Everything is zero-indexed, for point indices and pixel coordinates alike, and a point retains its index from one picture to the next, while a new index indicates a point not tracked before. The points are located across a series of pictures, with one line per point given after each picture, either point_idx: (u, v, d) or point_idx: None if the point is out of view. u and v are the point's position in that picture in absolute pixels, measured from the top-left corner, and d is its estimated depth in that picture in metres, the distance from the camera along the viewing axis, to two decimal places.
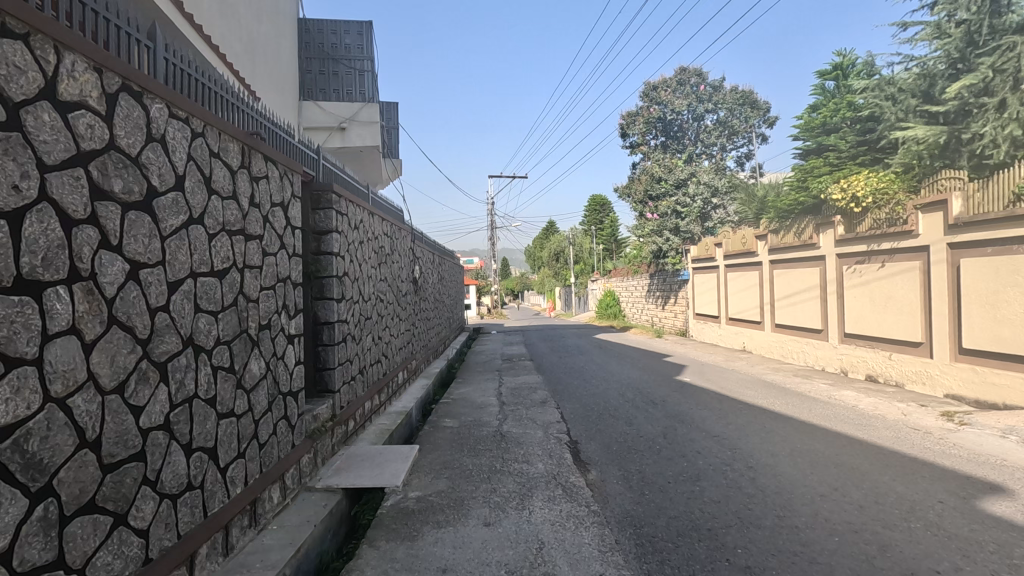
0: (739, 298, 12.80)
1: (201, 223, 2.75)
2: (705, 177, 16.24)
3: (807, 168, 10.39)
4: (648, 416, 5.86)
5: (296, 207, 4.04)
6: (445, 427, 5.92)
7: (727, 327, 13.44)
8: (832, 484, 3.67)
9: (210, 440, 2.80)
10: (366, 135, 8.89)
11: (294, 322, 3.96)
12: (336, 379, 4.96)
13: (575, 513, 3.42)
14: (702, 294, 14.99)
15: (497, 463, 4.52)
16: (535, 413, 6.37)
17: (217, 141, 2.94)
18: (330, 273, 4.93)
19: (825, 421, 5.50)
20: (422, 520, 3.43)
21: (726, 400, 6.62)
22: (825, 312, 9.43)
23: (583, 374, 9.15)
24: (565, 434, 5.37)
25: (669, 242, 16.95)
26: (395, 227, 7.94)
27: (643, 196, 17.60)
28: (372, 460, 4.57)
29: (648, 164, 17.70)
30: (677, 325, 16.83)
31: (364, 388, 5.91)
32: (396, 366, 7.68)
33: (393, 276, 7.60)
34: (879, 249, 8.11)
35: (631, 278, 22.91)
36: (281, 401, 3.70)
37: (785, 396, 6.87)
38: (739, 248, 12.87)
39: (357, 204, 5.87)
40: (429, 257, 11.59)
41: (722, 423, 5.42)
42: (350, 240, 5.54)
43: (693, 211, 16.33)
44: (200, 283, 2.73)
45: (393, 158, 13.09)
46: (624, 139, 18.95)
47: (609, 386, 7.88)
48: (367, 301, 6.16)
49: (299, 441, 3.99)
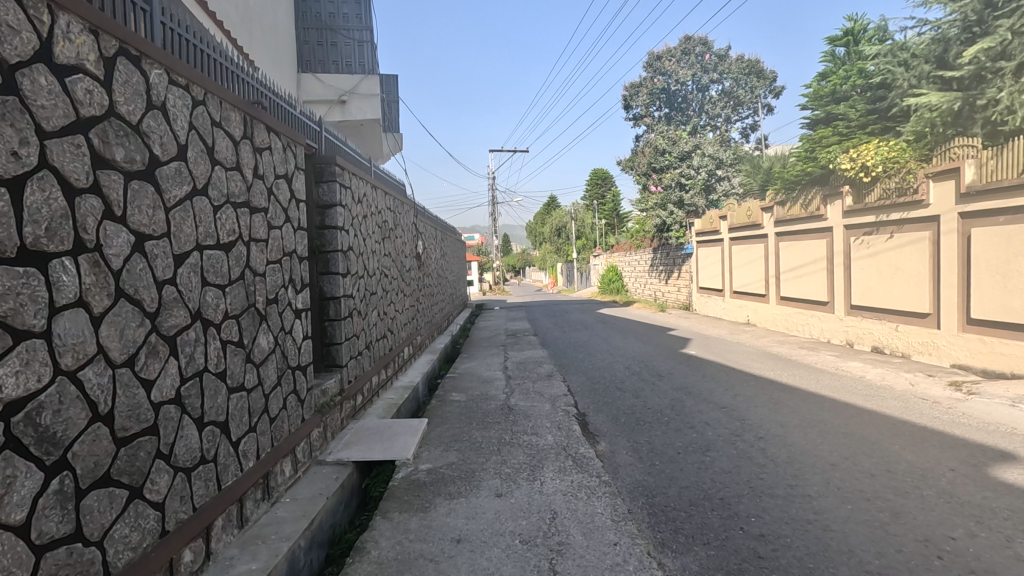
0: (744, 272, 12.72)
1: (205, 194, 2.69)
2: (710, 148, 16.11)
3: (818, 138, 10.45)
4: (655, 388, 5.86)
5: (300, 179, 3.97)
6: (453, 401, 5.94)
7: (731, 300, 13.40)
8: (842, 453, 3.67)
9: (222, 414, 2.79)
10: (366, 108, 8.72)
11: (301, 296, 3.92)
12: (344, 354, 4.94)
13: (586, 483, 3.42)
14: (706, 268, 14.91)
15: (506, 435, 4.53)
16: (542, 387, 6.38)
17: (218, 110, 2.86)
18: (335, 247, 4.87)
19: (834, 391, 5.49)
20: (434, 492, 3.44)
21: (732, 372, 6.62)
22: (832, 284, 9.36)
23: (588, 348, 9.15)
24: (573, 407, 5.38)
25: (673, 216, 16.78)
26: (398, 202, 7.84)
27: (646, 169, 17.40)
28: (382, 433, 4.58)
29: (652, 136, 17.44)
30: (681, 299, 16.80)
31: (371, 363, 5.90)
32: (401, 341, 7.68)
33: (397, 252, 7.53)
34: (888, 220, 8.01)
35: (634, 253, 22.82)
36: (290, 375, 3.68)
37: (792, 368, 6.86)
38: (744, 221, 12.75)
39: (360, 178, 5.78)
40: (432, 232, 11.50)
41: (730, 395, 5.42)
42: (354, 214, 5.47)
43: (697, 183, 16.21)
44: (206, 256, 2.68)
45: (394, 132, 12.88)
46: (627, 111, 18.65)
47: (615, 359, 7.88)
48: (372, 277, 6.11)
49: (309, 415, 3.99)
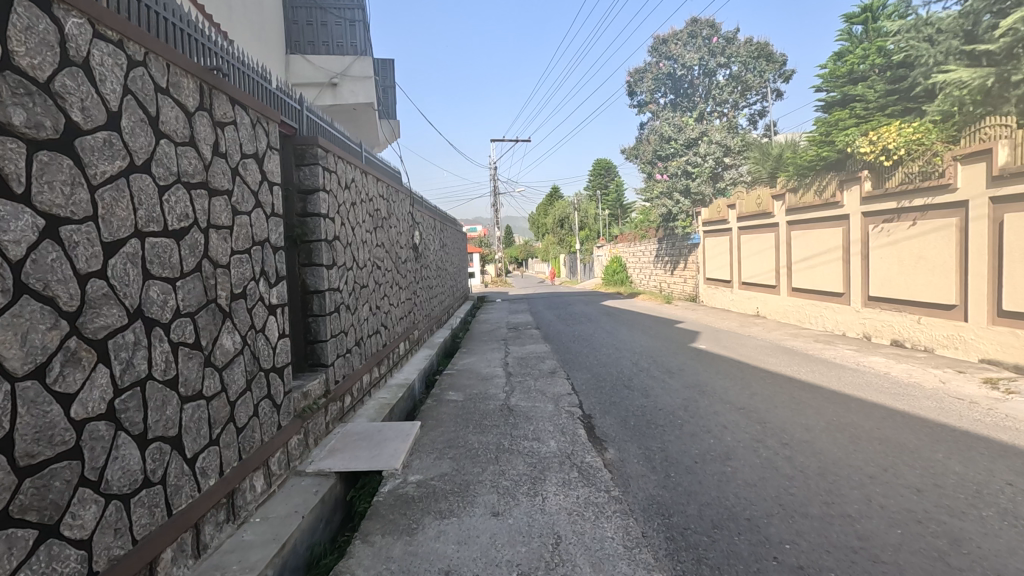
0: (754, 262, 12.28)
1: (147, 171, 2.29)
2: (717, 136, 15.45)
3: (832, 121, 10.22)
4: (666, 386, 5.47)
5: (273, 160, 3.57)
6: (449, 401, 5.56)
7: (740, 291, 12.99)
8: (880, 464, 3.27)
9: (172, 427, 2.42)
10: (359, 91, 8.29)
11: (275, 290, 3.54)
12: (329, 353, 4.57)
13: (593, 500, 3.04)
14: (714, 258, 14.46)
15: (505, 441, 4.15)
16: (544, 385, 6.01)
17: (165, 74, 2.45)
18: (318, 237, 4.48)
19: (859, 389, 5.09)
20: (423, 509, 3.06)
21: (747, 368, 6.22)
22: (847, 275, 8.94)
23: (593, 342, 8.77)
24: (577, 408, 4.99)
25: (679, 205, 16.45)
26: (392, 190, 7.44)
27: (651, 157, 16.91)
28: (369, 439, 4.22)
29: (657, 123, 16.96)
30: (687, 290, 16.37)
31: (362, 361, 5.53)
32: (396, 336, 7.31)
33: (391, 242, 7.14)
34: (910, 206, 7.56)
35: (638, 243, 22.35)
36: (263, 378, 3.31)
37: (810, 363, 6.45)
38: (754, 209, 12.30)
39: (348, 162, 5.38)
40: (430, 222, 11.10)
41: (747, 394, 5.02)
42: (341, 201, 5.07)
43: (703, 173, 15.65)
44: (149, 244, 2.29)
45: (390, 119, 12.45)
46: (631, 98, 18.27)
47: (621, 354, 7.48)
48: (362, 269, 5.73)
49: (286, 421, 3.62)
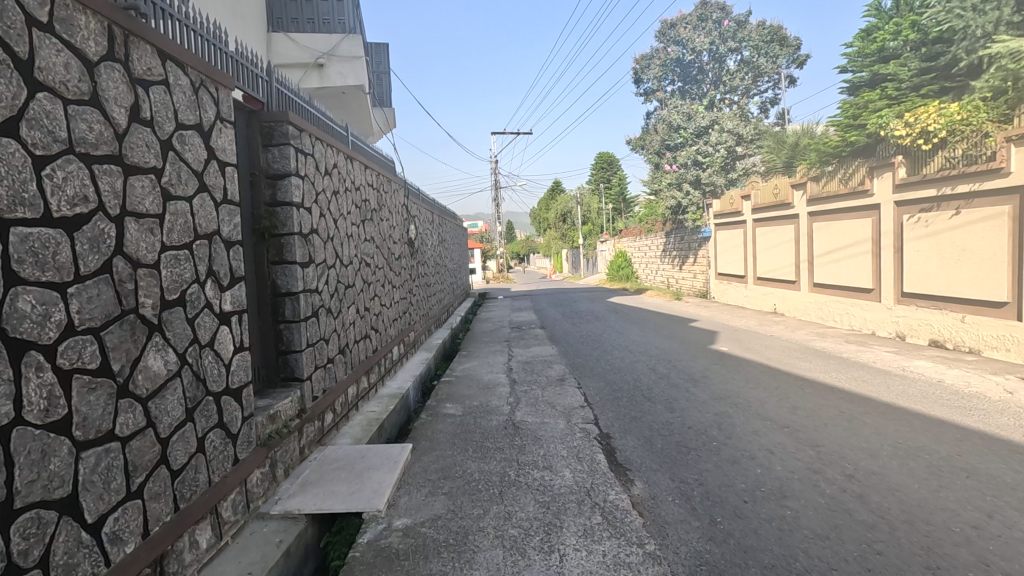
0: (771, 256, 11.60)
1: (12, 135, 1.64)
2: (729, 123, 14.79)
3: (859, 103, 9.74)
4: (691, 398, 4.82)
5: (225, 135, 2.91)
6: (446, 416, 4.92)
7: (755, 287, 12.33)
8: (981, 508, 2.63)
9: (62, 486, 1.78)
10: (347, 72, 7.61)
11: (228, 295, 2.89)
12: (305, 365, 3.94)
13: (625, 559, 2.40)
14: (727, 252, 13.77)
15: (511, 470, 3.51)
16: (552, 395, 5.36)
17: (48, 4, 1.80)
18: (290, 229, 3.84)
19: (917, 402, 4.42)
20: (410, 572, 2.42)
21: (779, 374, 5.57)
22: (878, 269, 8.29)
23: (604, 343, 8.14)
24: (593, 425, 4.35)
25: (689, 197, 15.62)
26: (384, 179, 6.82)
27: (659, 146, 16.17)
28: (351, 467, 3.58)
29: (665, 111, 16.25)
30: (697, 286, 15.71)
31: (347, 371, 4.90)
32: (389, 340, 6.68)
33: (382, 236, 6.51)
34: (953, 193, 6.89)
35: (645, 238, 21.62)
36: (211, 404, 2.68)
37: (848, 367, 5.79)
38: (770, 200, 11.63)
39: (331, 145, 4.75)
40: (427, 216, 10.42)
41: (788, 408, 4.37)
42: (320, 188, 4.41)
43: (717, 161, 14.94)
44: (17, 236, 1.65)
45: (385, 107, 11.80)
46: (638, 86, 17.59)
47: (636, 357, 6.83)
48: (348, 267, 5.10)
49: (245, 453, 2.99)
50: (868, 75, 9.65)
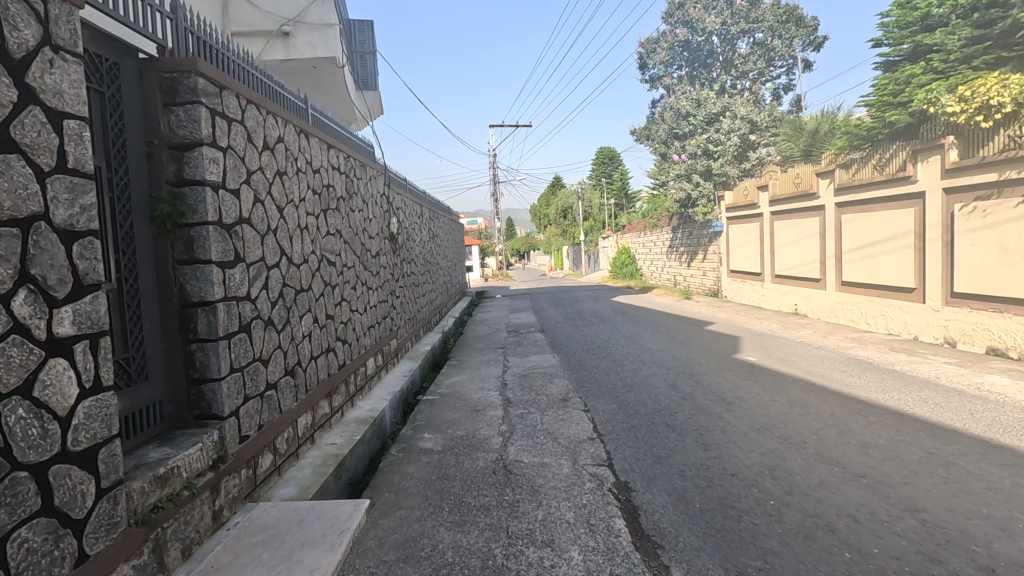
0: (792, 251, 10.62)
1: None
2: (742, 109, 13.78)
3: (897, 79, 8.88)
4: (728, 430, 3.87)
5: (61, 69, 1.93)
6: (423, 450, 3.98)
7: (772, 286, 11.40)
8: None
9: None
10: (317, 43, 6.61)
11: (66, 312, 1.92)
12: (227, 398, 2.99)
13: None
14: (742, 248, 12.78)
15: (499, 546, 2.56)
16: (554, 422, 4.41)
17: None
18: (203, 218, 2.87)
19: (1020, 437, 3.47)
20: None
21: (827, 394, 4.62)
22: (922, 267, 7.35)
23: (612, 351, 7.18)
24: (607, 469, 3.40)
25: (700, 188, 14.46)
26: (356, 163, 5.83)
27: (667, 136, 15.28)
28: (279, 541, 2.62)
29: (673, 98, 15.27)
30: (708, 285, 14.76)
31: (298, 397, 3.94)
32: (363, 351, 5.72)
33: (353, 231, 5.54)
34: (1016, 177, 5.93)
35: (650, 234, 20.61)
36: (19, 485, 1.71)
37: (907, 384, 4.84)
38: (789, 190, 10.71)
39: (274, 114, 3.77)
40: (414, 210, 9.45)
41: (856, 446, 3.41)
42: (255, 166, 3.43)
43: (730, 151, 13.88)
44: None
45: (366, 90, 10.77)
46: (643, 72, 16.72)
47: (652, 370, 5.88)
48: (301, 267, 4.13)
49: (100, 545, 2.02)
50: (909, 47, 8.87)
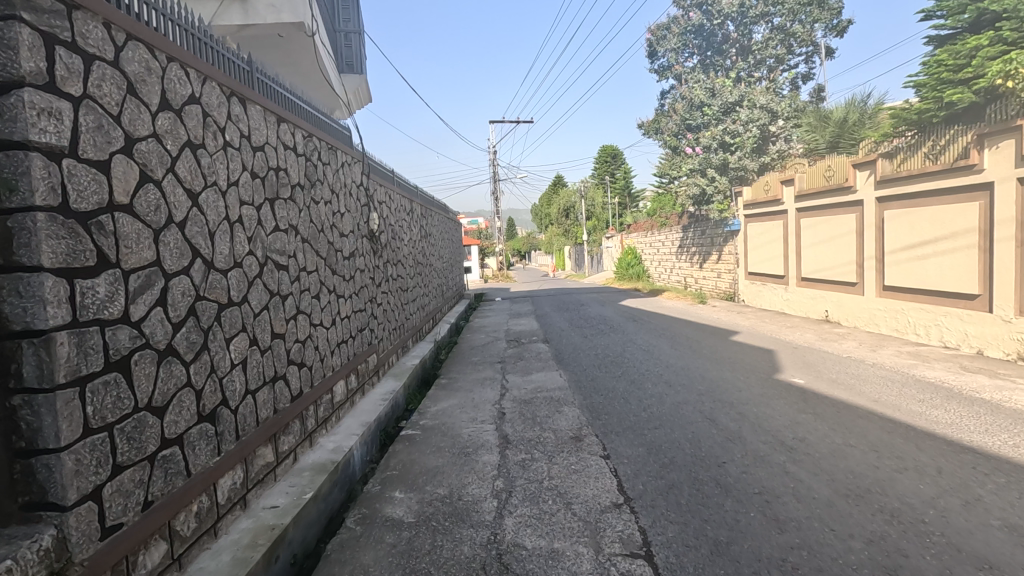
0: (823, 251, 9.60)
1: None
2: (762, 98, 12.72)
3: (958, 53, 7.91)
4: (805, 497, 2.83)
5: None
6: (391, 520, 2.96)
7: (798, 290, 10.42)
8: None
9: None
10: (280, 5, 5.59)
11: None
12: (78, 477, 1.97)
13: None
14: (763, 248, 11.77)
15: None
16: (565, 475, 3.38)
17: None
18: (26, 203, 1.84)
19: None
20: None
21: (916, 436, 3.59)
22: (988, 269, 6.36)
23: (629, 368, 6.15)
24: (645, 566, 2.37)
25: (715, 184, 13.32)
26: (321, 144, 4.82)
27: (678, 128, 14.19)
28: None
29: (685, 88, 14.24)
30: (723, 288, 13.78)
31: (220, 448, 2.92)
32: (330, 373, 4.70)
33: (315, 226, 4.52)
34: None
35: (658, 233, 19.58)
36: None
37: (1012, 421, 3.83)
38: (819, 184, 9.71)
39: (181, 62, 2.73)
40: (402, 205, 8.43)
41: (1003, 533, 2.39)
42: (142, 130, 2.41)
43: (750, 142, 12.78)
44: None
45: (351, 74, 9.75)
46: (652, 60, 15.74)
47: (681, 396, 4.85)
48: (230, 274, 3.12)
49: None
50: (973, 14, 7.88)
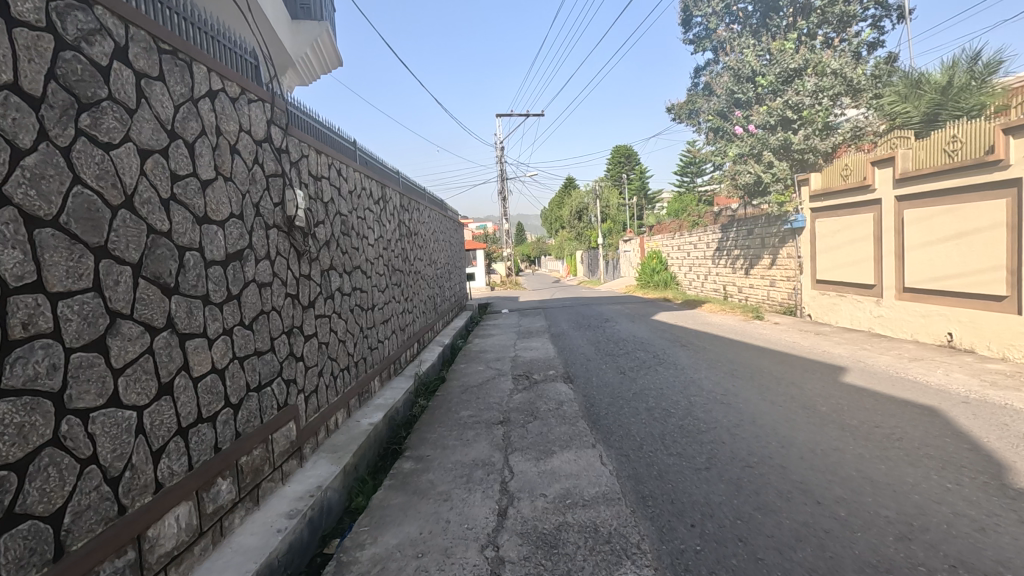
0: (945, 253, 7.06)
1: None
2: (834, 62, 10.14)
3: None
4: None
5: None
6: None
7: (900, 304, 7.92)
8: None
9: None
10: None
11: None
12: None
13: None
14: (842, 250, 9.23)
15: None
16: None
17: None
18: None
19: None
20: None
21: None
22: None
23: (718, 448, 3.66)
24: None
25: (773, 169, 10.68)
26: (133, 33, 2.37)
27: (724, 105, 11.92)
28: None
29: (731, 56, 11.87)
30: (783, 299, 11.30)
31: None
32: (137, 505, 2.24)
33: (90, 194, 2.09)
34: None
35: (689, 234, 17.12)
36: None
37: None
38: (936, 163, 7.19)
39: None
40: (365, 190, 6.03)
41: None
42: None
43: (820, 117, 10.11)
44: None
45: (305, 22, 7.29)
46: (689, 28, 13.48)
47: (869, 546, 2.36)
48: None
49: None
50: None
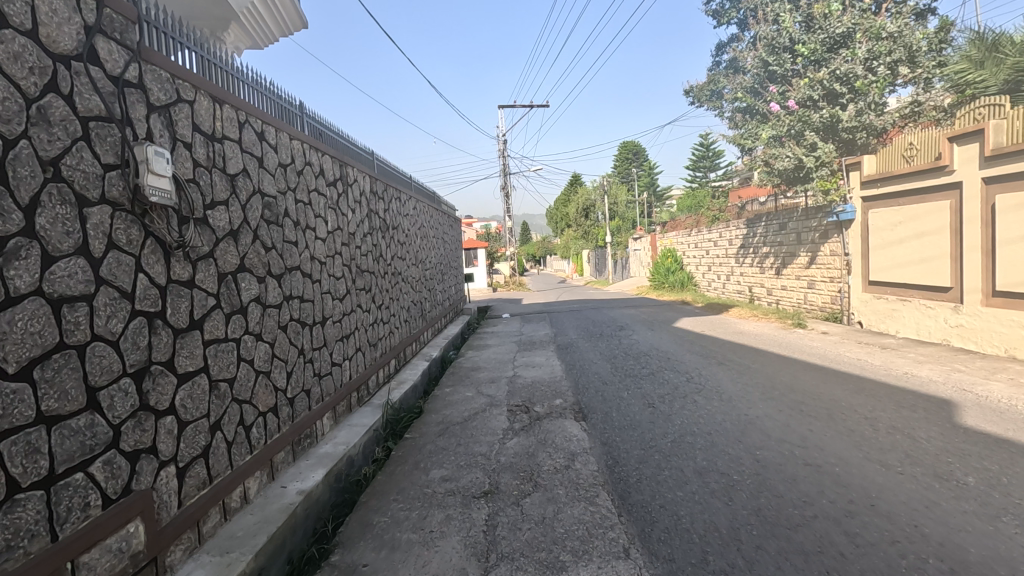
0: None
1: None
2: (891, 23, 8.63)
3: None
4: None
5: None
6: None
7: (988, 312, 6.41)
8: None
9: None
10: None
11: None
12: None
13: None
14: (906, 245, 7.72)
15: None
16: None
17: None
18: None
19: None
20: None
21: None
22: None
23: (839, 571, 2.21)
24: None
25: (817, 152, 9.03)
26: None
27: (756, 81, 10.47)
28: None
29: (763, 24, 10.40)
30: (825, 303, 9.81)
31: None
32: None
33: None
34: None
35: (709, 231, 15.59)
36: None
37: None
38: None
39: None
40: (311, 166, 4.58)
41: None
42: None
43: (875, 88, 8.69)
44: None
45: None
46: None
47: None
48: None
49: None
50: None
